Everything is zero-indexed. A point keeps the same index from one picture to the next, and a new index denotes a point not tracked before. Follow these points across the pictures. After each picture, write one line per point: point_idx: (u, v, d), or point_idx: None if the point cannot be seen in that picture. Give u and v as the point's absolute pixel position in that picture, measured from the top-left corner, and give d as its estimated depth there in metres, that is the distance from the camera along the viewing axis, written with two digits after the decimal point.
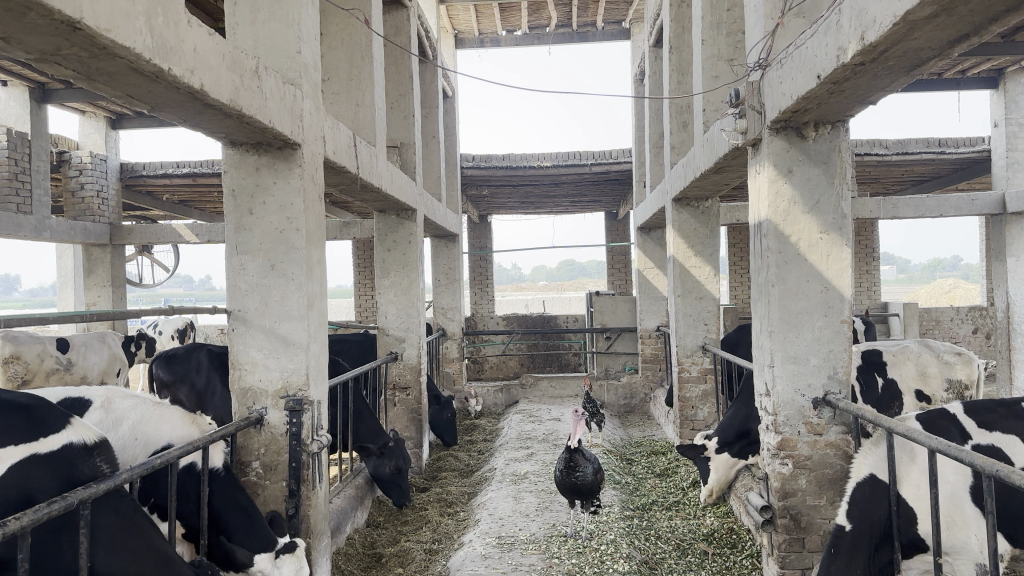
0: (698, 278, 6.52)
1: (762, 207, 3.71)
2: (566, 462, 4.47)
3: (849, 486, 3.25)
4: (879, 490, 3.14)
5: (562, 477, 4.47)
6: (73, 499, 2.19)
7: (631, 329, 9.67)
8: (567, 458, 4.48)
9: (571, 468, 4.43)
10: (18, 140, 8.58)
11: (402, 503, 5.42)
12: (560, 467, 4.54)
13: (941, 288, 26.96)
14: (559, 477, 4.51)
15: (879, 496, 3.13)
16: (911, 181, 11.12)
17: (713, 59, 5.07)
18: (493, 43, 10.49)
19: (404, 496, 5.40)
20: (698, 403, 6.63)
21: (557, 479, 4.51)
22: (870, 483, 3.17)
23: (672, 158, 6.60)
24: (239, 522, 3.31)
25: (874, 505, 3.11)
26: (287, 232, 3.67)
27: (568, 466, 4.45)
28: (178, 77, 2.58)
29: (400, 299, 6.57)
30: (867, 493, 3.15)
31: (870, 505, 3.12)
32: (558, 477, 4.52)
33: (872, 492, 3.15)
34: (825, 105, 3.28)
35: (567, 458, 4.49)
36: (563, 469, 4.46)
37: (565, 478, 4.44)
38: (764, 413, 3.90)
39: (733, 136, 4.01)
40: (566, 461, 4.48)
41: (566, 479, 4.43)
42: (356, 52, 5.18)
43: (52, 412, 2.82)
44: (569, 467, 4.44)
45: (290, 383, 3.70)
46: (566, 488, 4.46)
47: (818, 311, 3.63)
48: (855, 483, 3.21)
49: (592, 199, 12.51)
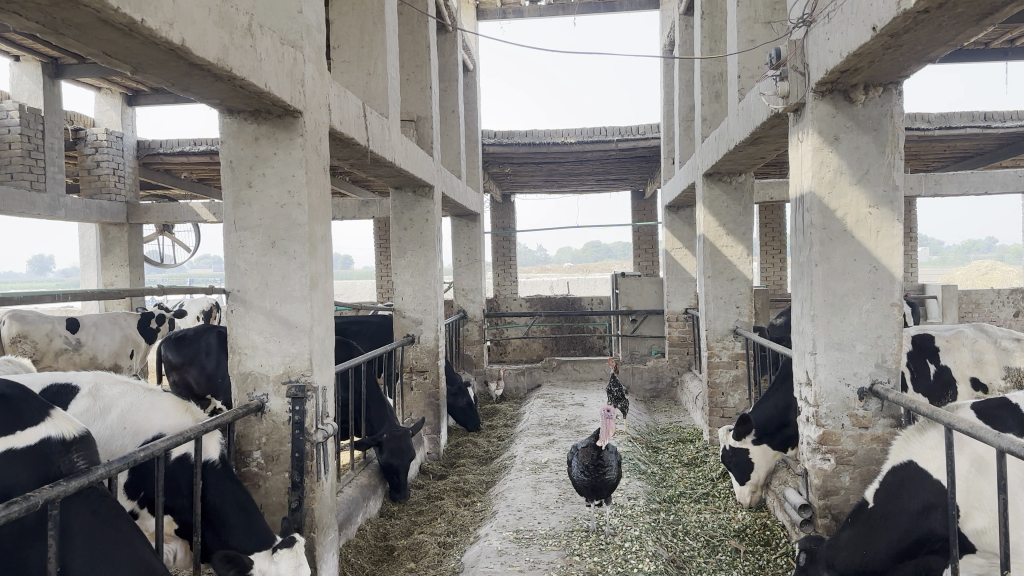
0: (730, 258, 6.18)
1: (804, 178, 3.39)
2: (592, 459, 4.10)
3: (885, 468, 3.17)
4: (913, 476, 3.01)
5: (592, 478, 4.10)
6: (37, 499, 1.94)
7: (658, 311, 9.29)
8: (592, 454, 4.10)
9: (599, 464, 4.09)
10: (31, 117, 8.39)
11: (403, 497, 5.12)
12: (582, 467, 4.14)
13: (978, 270, 26.21)
14: (583, 480, 4.14)
15: (920, 487, 2.97)
16: (954, 156, 10.58)
17: (749, 22, 4.67)
18: (516, 15, 10.13)
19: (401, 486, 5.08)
20: (728, 389, 6.31)
21: (585, 483, 4.12)
22: (904, 468, 3.05)
23: (703, 131, 6.24)
24: (235, 519, 3.09)
25: (903, 498, 3.01)
26: (289, 207, 3.41)
27: (594, 464, 4.09)
28: (155, 30, 2.32)
29: (417, 280, 6.32)
30: (898, 480, 3.06)
31: (903, 500, 3.01)
32: (583, 480, 4.14)
33: (904, 480, 3.03)
34: (877, 63, 2.95)
35: (591, 454, 4.12)
36: (590, 468, 4.09)
37: (595, 478, 4.09)
38: (804, 403, 3.61)
39: (772, 101, 3.67)
40: (591, 456, 4.11)
41: (596, 478, 4.08)
42: (367, 17, 4.88)
43: (29, 402, 2.56)
44: (597, 462, 4.09)
45: (293, 368, 3.46)
46: (592, 488, 4.12)
47: (866, 293, 3.31)
48: (890, 467, 3.10)
49: (617, 177, 12.14)
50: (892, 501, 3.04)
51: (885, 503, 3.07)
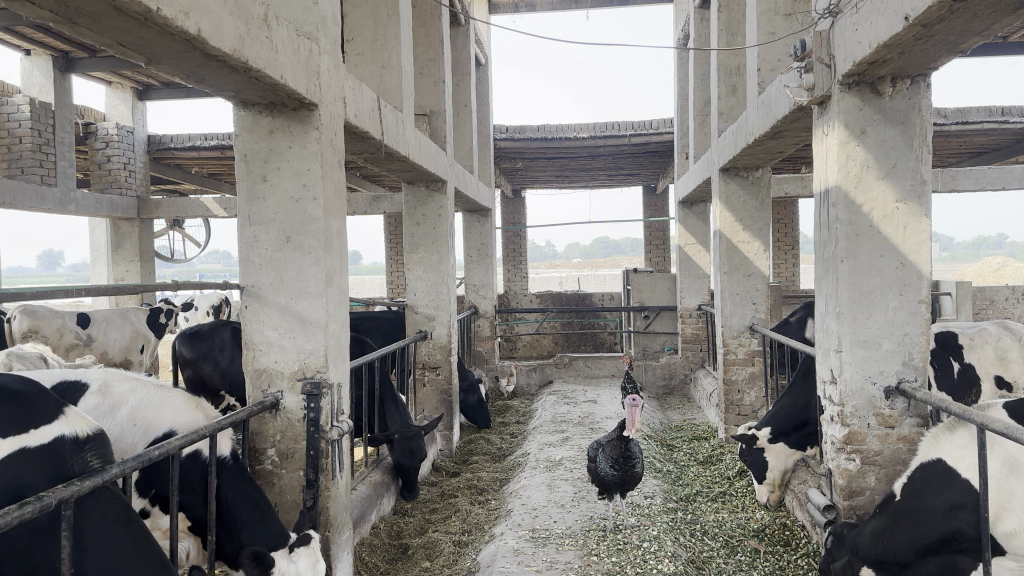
0: (746, 254, 6.10)
1: (830, 172, 3.32)
2: (621, 451, 4.09)
3: (914, 463, 3.10)
4: (941, 474, 2.94)
5: (621, 471, 4.02)
6: (50, 499, 1.89)
7: (671, 307, 9.21)
8: (620, 446, 4.09)
9: (628, 456, 4.08)
10: (42, 111, 8.36)
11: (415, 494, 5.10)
12: (610, 462, 4.08)
13: (991, 266, 26.02)
14: (613, 474, 4.03)
15: (949, 486, 2.90)
16: (969, 151, 10.45)
17: (768, 14, 4.58)
18: (528, 9, 10.06)
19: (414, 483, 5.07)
20: (744, 386, 6.24)
21: (614, 477, 4.01)
22: (934, 465, 2.98)
23: (719, 126, 6.17)
24: (249, 516, 3.04)
25: (930, 495, 2.95)
26: (303, 201, 3.36)
27: (624, 456, 4.07)
28: (170, 19, 2.26)
29: (430, 275, 6.27)
30: (926, 476, 2.99)
31: (930, 496, 2.95)
32: (612, 475, 4.03)
33: (932, 478, 2.97)
34: (907, 54, 2.87)
35: (618, 447, 4.12)
36: (621, 459, 4.05)
37: (625, 470, 4.02)
38: (828, 402, 3.54)
39: (796, 93, 3.59)
40: (619, 449, 4.10)
41: (628, 470, 4.02)
42: (382, 9, 4.82)
43: (41, 399, 2.52)
44: (626, 454, 4.07)
45: (308, 364, 3.41)
46: (622, 483, 4.03)
47: (892, 290, 3.24)
48: (918, 463, 3.04)
49: (628, 172, 12.06)
50: (918, 496, 2.99)
51: (913, 500, 3.01)
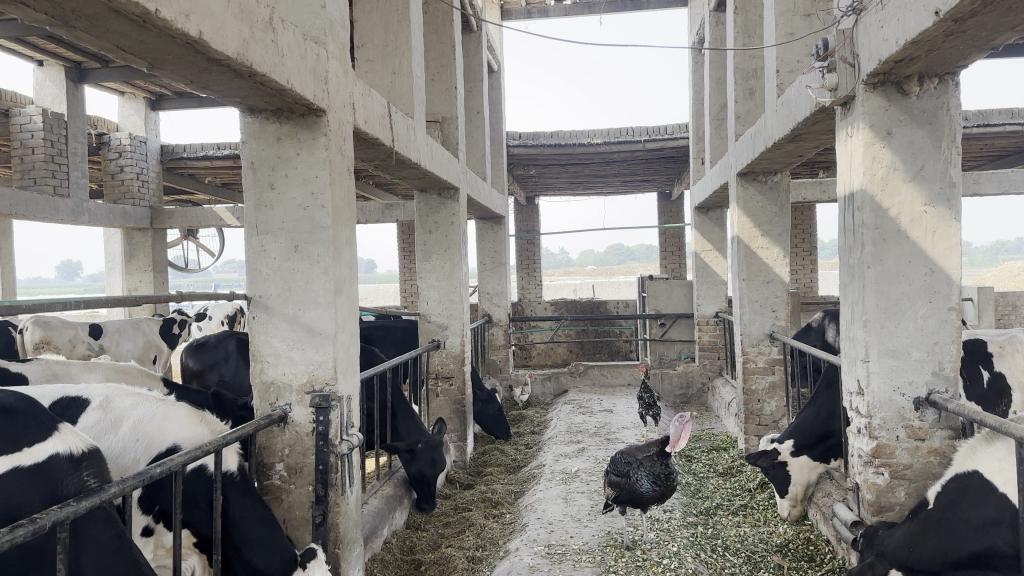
0: (765, 260, 5.95)
1: (855, 175, 3.20)
2: (662, 467, 3.95)
3: (948, 473, 2.96)
4: (977, 488, 2.81)
5: (663, 488, 3.92)
6: (44, 521, 1.80)
7: (687, 315, 9.06)
8: (663, 463, 3.96)
9: (666, 471, 3.96)
10: (54, 121, 8.33)
11: (428, 507, 4.99)
12: (652, 479, 3.91)
13: (1012, 271, 25.65)
14: (655, 492, 3.90)
15: (984, 500, 2.78)
16: (992, 154, 10.26)
17: (788, 15, 4.46)
18: (540, 15, 10.00)
19: (428, 498, 4.98)
20: (765, 396, 6.09)
21: (656, 495, 3.89)
22: (969, 477, 2.85)
23: (737, 129, 6.05)
24: (256, 532, 2.96)
25: (965, 509, 2.82)
26: (312, 209, 3.27)
27: (664, 472, 3.95)
28: (170, 21, 2.18)
29: (443, 284, 6.17)
30: (961, 487, 2.86)
31: (965, 510, 2.82)
32: (654, 493, 3.90)
33: (967, 491, 2.84)
34: (935, 52, 2.76)
35: (657, 463, 3.97)
36: (663, 477, 3.93)
37: (665, 488, 3.93)
38: (855, 414, 3.40)
39: (818, 94, 3.48)
40: (659, 464, 3.96)
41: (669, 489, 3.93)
42: (393, 14, 4.75)
43: (36, 417, 2.44)
44: (667, 471, 3.95)
45: (317, 377, 3.33)
46: (659, 499, 3.94)
47: (921, 297, 3.12)
48: (953, 473, 2.91)
49: (644, 178, 11.95)
50: (953, 508, 2.86)
51: (946, 511, 2.88)
